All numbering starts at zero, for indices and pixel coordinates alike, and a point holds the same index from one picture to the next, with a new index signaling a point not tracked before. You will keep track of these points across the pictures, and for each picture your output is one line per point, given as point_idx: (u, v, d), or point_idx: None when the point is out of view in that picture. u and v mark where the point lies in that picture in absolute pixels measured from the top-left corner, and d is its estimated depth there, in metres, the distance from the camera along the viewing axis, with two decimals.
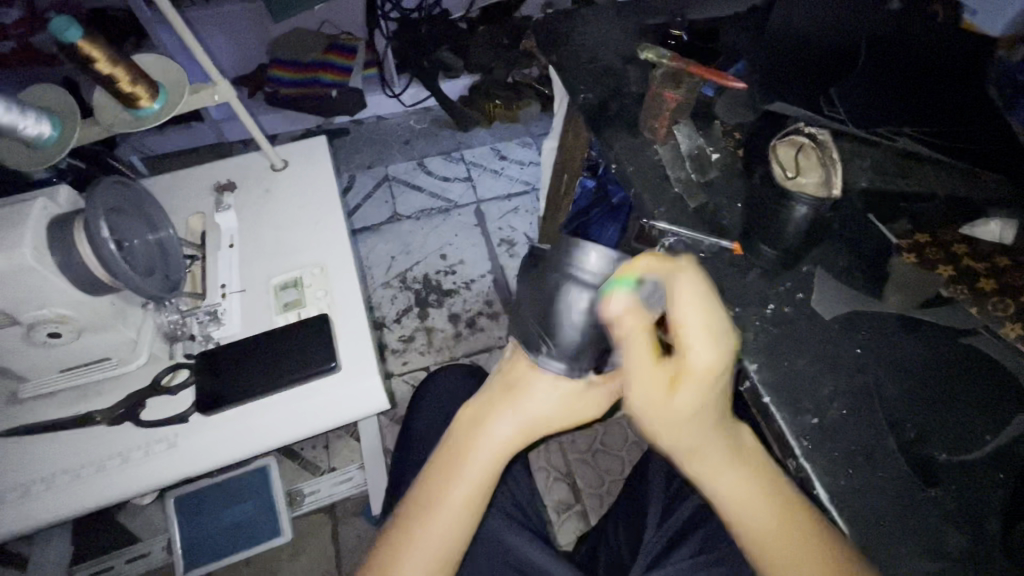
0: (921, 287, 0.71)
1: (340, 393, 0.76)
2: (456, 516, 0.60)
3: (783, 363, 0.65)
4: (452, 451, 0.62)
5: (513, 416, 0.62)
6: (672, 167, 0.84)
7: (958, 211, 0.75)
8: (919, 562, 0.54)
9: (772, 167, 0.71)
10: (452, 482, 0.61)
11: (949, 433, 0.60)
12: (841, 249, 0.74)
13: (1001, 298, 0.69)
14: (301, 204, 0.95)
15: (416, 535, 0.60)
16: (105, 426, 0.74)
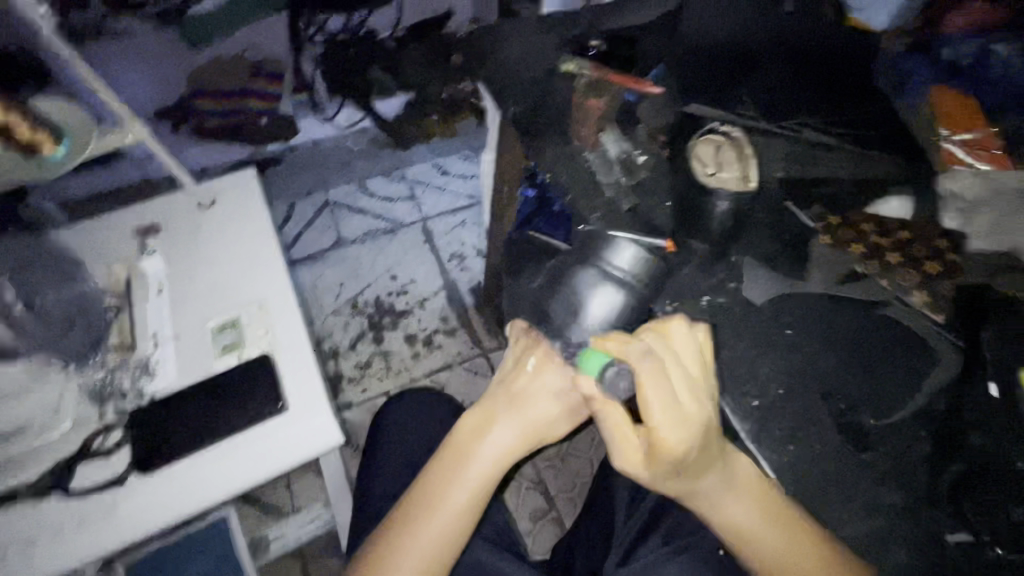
0: (838, 265, 0.75)
1: (289, 433, 0.74)
2: (452, 522, 0.62)
3: (723, 352, 0.68)
4: (454, 456, 0.65)
5: (514, 420, 0.66)
6: (604, 174, 0.83)
7: (862, 192, 0.81)
8: (856, 523, 0.58)
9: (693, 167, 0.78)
10: (453, 483, 0.63)
11: (875, 396, 0.64)
12: (767, 236, 0.78)
13: (909, 269, 0.73)
14: (232, 240, 0.92)
15: (413, 537, 0.62)
16: (31, 501, 0.69)
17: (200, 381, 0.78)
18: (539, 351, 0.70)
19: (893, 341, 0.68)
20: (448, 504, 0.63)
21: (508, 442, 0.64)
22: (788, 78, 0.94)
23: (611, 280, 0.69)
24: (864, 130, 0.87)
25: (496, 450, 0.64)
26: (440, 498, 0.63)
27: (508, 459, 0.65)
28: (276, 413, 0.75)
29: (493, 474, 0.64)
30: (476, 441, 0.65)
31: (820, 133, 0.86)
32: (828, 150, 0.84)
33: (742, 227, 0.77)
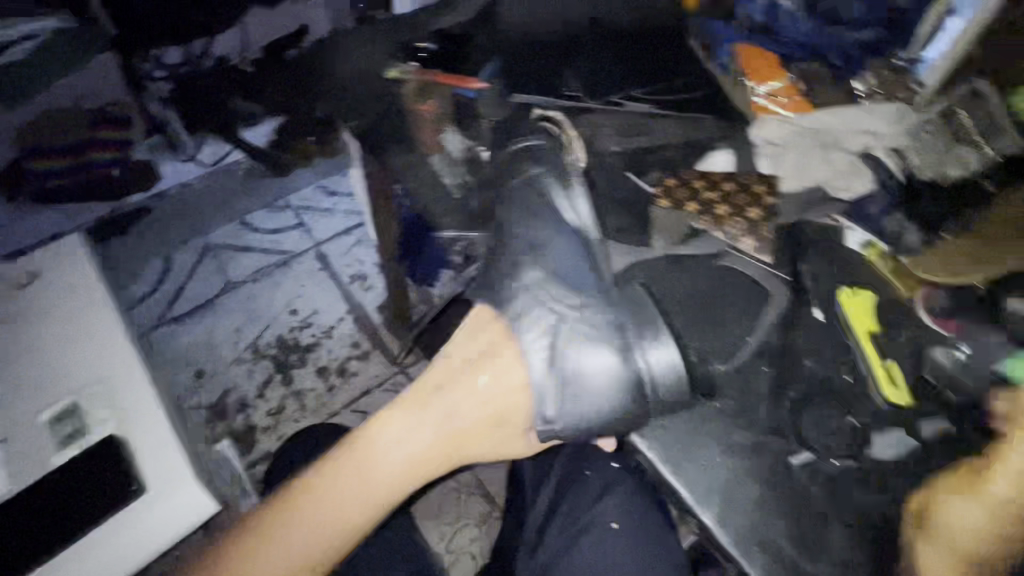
0: (677, 225, 0.77)
1: (154, 512, 0.74)
2: (306, 544, 0.65)
3: None
4: (354, 463, 0.68)
5: (397, 447, 0.69)
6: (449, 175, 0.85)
7: (691, 152, 0.85)
8: (712, 469, 0.61)
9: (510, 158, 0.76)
10: (314, 499, 0.66)
11: (713, 347, 0.67)
12: (609, 211, 0.79)
13: (736, 220, 0.77)
14: (62, 319, 0.86)
15: (267, 555, 0.64)
16: None
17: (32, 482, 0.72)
18: (491, 366, 0.70)
19: (727, 293, 0.70)
20: (304, 522, 0.65)
21: (388, 467, 0.68)
22: (607, 52, 0.97)
23: (643, 368, 0.61)
24: (682, 93, 0.92)
25: (366, 475, 0.67)
26: (302, 513, 0.65)
27: (381, 485, 0.67)
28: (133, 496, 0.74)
29: (360, 499, 0.66)
30: (356, 460, 0.68)
31: (647, 101, 0.91)
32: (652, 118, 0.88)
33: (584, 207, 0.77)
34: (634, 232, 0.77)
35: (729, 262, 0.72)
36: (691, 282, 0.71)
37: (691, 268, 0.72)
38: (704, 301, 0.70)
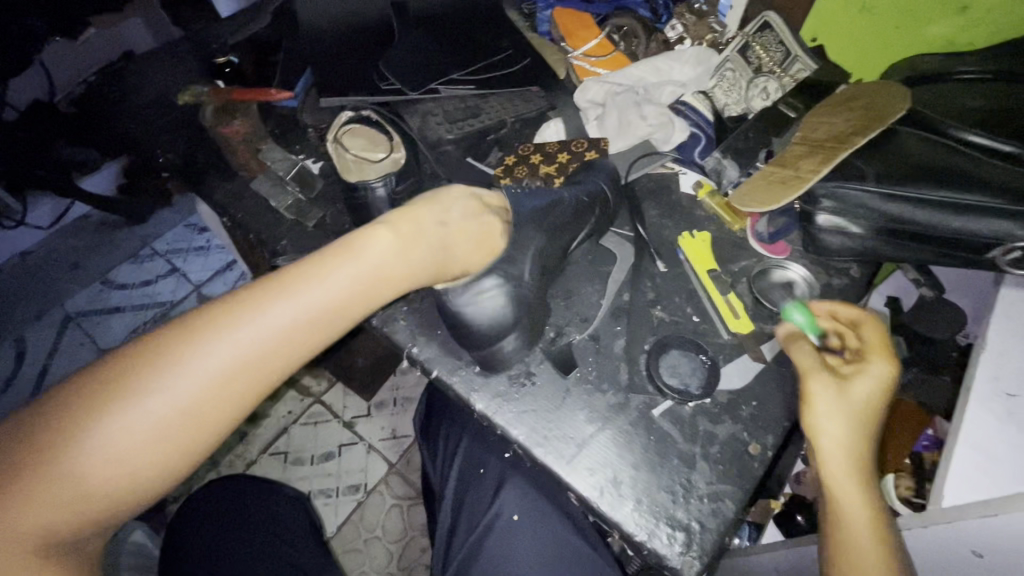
0: (739, 249, 0.66)
1: None
2: (235, 360, 0.40)
3: (576, 323, 0.60)
4: (280, 280, 0.43)
5: (415, 243, 0.48)
6: (532, 115, 0.78)
7: (826, 145, 0.62)
8: (641, 529, 0.50)
9: (589, 127, 0.76)
10: (281, 291, 0.42)
11: (726, 394, 0.57)
12: (677, 207, 0.69)
13: (818, 265, 0.65)
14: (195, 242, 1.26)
15: (279, 295, 0.42)
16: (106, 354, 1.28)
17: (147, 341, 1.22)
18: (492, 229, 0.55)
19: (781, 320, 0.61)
20: (254, 326, 0.40)
21: (381, 259, 0.46)
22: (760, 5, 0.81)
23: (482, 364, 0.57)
24: (837, 80, 0.73)
25: (373, 267, 0.45)
26: (255, 306, 0.41)
27: (392, 286, 0.47)
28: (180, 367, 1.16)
29: (348, 300, 0.44)
30: (360, 244, 0.46)
31: (788, 83, 0.75)
32: (789, 104, 0.72)
33: (647, 199, 0.70)
34: (705, 224, 0.68)
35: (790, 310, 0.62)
36: (748, 297, 0.63)
37: (754, 282, 0.64)
38: (747, 318, 0.61)
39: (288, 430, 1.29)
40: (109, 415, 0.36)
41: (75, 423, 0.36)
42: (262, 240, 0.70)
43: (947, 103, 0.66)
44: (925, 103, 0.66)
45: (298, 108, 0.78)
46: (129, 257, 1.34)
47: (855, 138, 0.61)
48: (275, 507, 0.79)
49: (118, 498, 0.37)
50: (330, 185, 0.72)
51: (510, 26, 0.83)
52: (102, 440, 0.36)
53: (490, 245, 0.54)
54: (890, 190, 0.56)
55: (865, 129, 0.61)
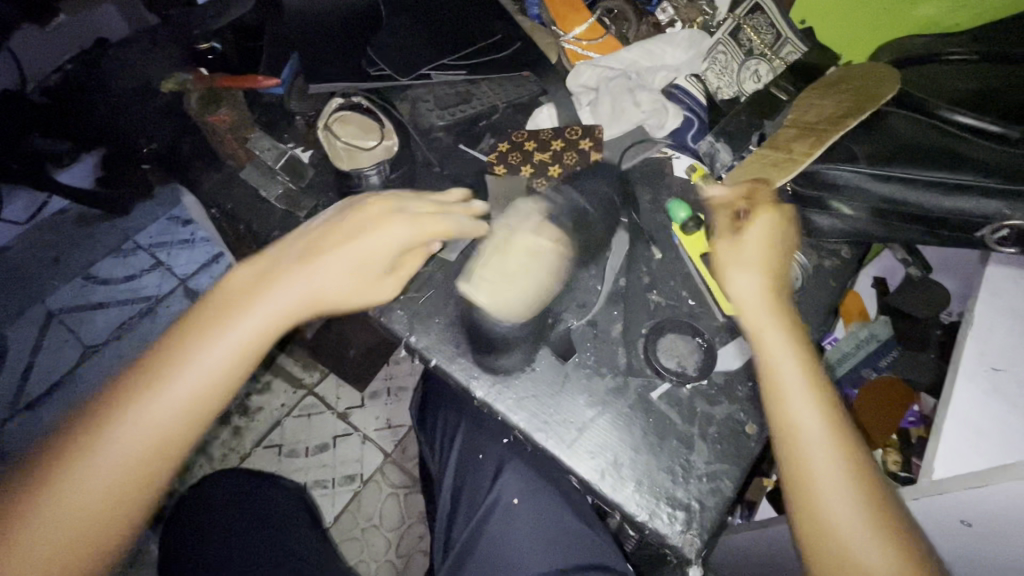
0: None
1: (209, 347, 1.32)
2: (193, 395, 0.45)
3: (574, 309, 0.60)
4: (210, 318, 0.47)
5: (336, 254, 0.51)
6: (524, 100, 0.77)
7: (817, 127, 0.62)
8: (641, 510, 0.51)
9: (581, 112, 0.75)
10: (215, 328, 0.46)
11: (723, 376, 0.57)
12: (671, 192, 0.70)
13: (810, 247, 0.66)
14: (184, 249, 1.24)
15: (213, 334, 0.46)
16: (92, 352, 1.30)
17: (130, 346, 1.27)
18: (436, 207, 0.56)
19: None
20: (195, 367, 0.45)
21: (298, 284, 0.49)
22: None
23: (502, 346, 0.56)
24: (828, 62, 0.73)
25: (294, 290, 0.49)
26: (191, 348, 0.45)
27: (316, 299, 0.49)
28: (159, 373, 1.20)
29: (270, 327, 0.48)
30: (280, 271, 0.50)
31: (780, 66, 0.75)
32: (780, 86, 0.72)
33: (641, 184, 0.70)
34: (698, 208, 0.68)
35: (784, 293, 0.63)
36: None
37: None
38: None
39: (281, 422, 1.28)
40: (76, 467, 0.41)
41: (48, 481, 0.41)
42: (253, 231, 0.69)
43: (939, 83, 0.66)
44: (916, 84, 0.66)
45: (286, 96, 0.76)
46: (112, 252, 1.37)
47: (849, 119, 0.61)
48: (276, 501, 0.80)
49: (101, 540, 0.41)
50: (322, 175, 0.71)
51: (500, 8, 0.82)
52: (74, 489, 0.41)
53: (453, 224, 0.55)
54: (882, 170, 0.57)
55: (857, 112, 0.62)
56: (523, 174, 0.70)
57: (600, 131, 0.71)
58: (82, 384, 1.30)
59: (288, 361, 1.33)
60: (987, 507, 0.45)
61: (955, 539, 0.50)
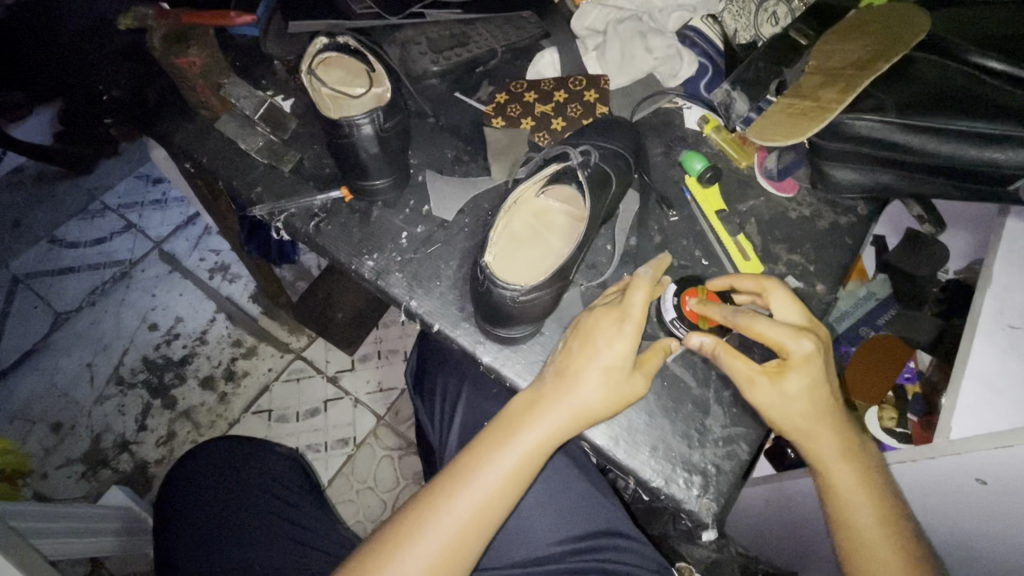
0: (744, 190, 0.64)
1: (186, 308, 1.30)
2: (495, 492, 0.43)
3: (583, 272, 0.58)
4: (453, 474, 0.44)
5: (564, 394, 0.45)
6: (525, 44, 0.71)
7: (844, 73, 0.59)
8: (655, 475, 0.50)
9: (586, 59, 0.69)
10: (532, 417, 0.45)
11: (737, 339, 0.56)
12: (683, 145, 0.66)
13: (826, 204, 0.63)
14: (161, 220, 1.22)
15: (451, 492, 0.43)
16: (67, 316, 1.28)
17: (106, 315, 1.28)
18: (558, 213, 0.56)
19: (790, 261, 0.61)
20: (515, 450, 0.44)
21: (624, 356, 0.45)
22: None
23: (510, 338, 0.53)
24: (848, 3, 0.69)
25: (603, 373, 0.45)
26: (507, 438, 0.45)
27: (620, 383, 0.46)
28: (147, 342, 1.27)
29: (595, 398, 0.45)
30: (580, 374, 0.46)
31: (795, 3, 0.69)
32: (799, 29, 0.67)
33: (651, 137, 0.66)
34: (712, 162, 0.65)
35: (795, 255, 0.61)
36: (756, 238, 0.61)
37: (763, 223, 0.62)
38: (757, 259, 0.60)
39: (270, 387, 1.26)
40: None
41: None
42: (233, 187, 0.63)
43: (966, 25, 0.62)
44: (946, 28, 0.62)
45: (262, 37, 0.69)
46: (77, 214, 1.35)
47: (878, 65, 0.57)
48: (268, 464, 0.76)
49: None
50: (307, 125, 0.65)
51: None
52: None
53: (515, 218, 0.55)
54: (915, 121, 0.54)
55: (886, 58, 0.58)
56: (524, 128, 0.65)
57: (607, 81, 0.66)
58: (58, 350, 1.25)
59: (275, 325, 1.30)
60: (1005, 466, 0.45)
61: (965, 495, 0.50)
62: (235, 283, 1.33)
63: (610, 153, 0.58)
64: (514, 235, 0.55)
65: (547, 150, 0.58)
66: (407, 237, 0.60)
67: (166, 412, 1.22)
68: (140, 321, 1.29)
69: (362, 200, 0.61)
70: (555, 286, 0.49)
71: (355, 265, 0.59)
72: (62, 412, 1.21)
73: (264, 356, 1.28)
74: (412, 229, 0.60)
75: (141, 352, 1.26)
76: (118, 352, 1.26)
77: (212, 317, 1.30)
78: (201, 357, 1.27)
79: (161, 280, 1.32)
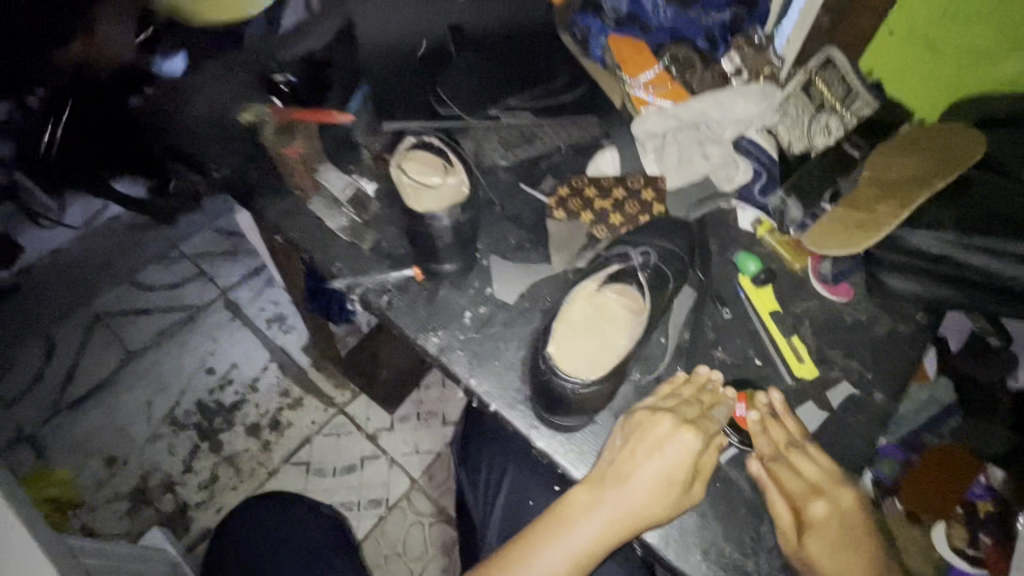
0: (796, 292, 0.65)
1: (241, 355, 1.38)
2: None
3: (638, 365, 0.59)
4: (508, 558, 0.48)
5: (622, 495, 0.48)
6: (588, 144, 0.77)
7: (903, 187, 0.61)
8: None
9: (644, 160, 0.73)
10: (590, 509, 0.48)
11: None
12: (738, 245, 0.68)
13: (884, 311, 0.64)
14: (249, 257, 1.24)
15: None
16: (137, 356, 1.37)
17: (171, 357, 1.37)
18: (617, 306, 0.58)
19: (845, 365, 0.61)
20: (566, 545, 0.47)
21: (681, 464, 0.49)
22: (818, 40, 0.81)
23: (566, 429, 0.55)
24: (899, 118, 0.73)
25: (662, 479, 0.49)
26: (565, 527, 0.48)
27: (676, 488, 0.49)
28: (204, 386, 1.34)
29: (653, 502, 0.48)
30: (640, 478, 0.49)
31: (846, 116, 0.72)
32: (853, 142, 0.70)
33: (707, 237, 0.69)
34: (766, 262, 0.67)
35: (850, 360, 0.61)
36: (811, 339, 0.62)
37: (817, 325, 0.63)
38: (812, 362, 0.61)
39: (310, 440, 1.29)
40: None
41: None
42: (316, 260, 0.70)
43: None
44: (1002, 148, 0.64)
45: (353, 129, 0.77)
46: (158, 260, 1.46)
47: (935, 180, 0.59)
48: (310, 520, 0.80)
49: None
50: (386, 207, 0.72)
51: (564, 51, 0.82)
52: None
53: (570, 316, 0.57)
54: (976, 241, 0.57)
55: (943, 174, 0.60)
56: (582, 220, 0.70)
57: (662, 182, 0.71)
58: (124, 386, 1.34)
59: (322, 379, 1.35)
60: None
61: None
62: (289, 334, 1.40)
63: (666, 251, 0.62)
64: (575, 333, 0.56)
65: (607, 249, 0.63)
66: (470, 316, 0.64)
67: (212, 456, 1.27)
68: (198, 366, 1.36)
69: (431, 279, 0.66)
70: (614, 378, 0.54)
71: (421, 340, 0.63)
72: (118, 447, 1.27)
73: (310, 407, 1.32)
74: (475, 309, 0.64)
75: (196, 396, 1.33)
76: (176, 394, 1.33)
77: (265, 366, 1.37)
78: (252, 406, 1.33)
79: (223, 328, 1.41)
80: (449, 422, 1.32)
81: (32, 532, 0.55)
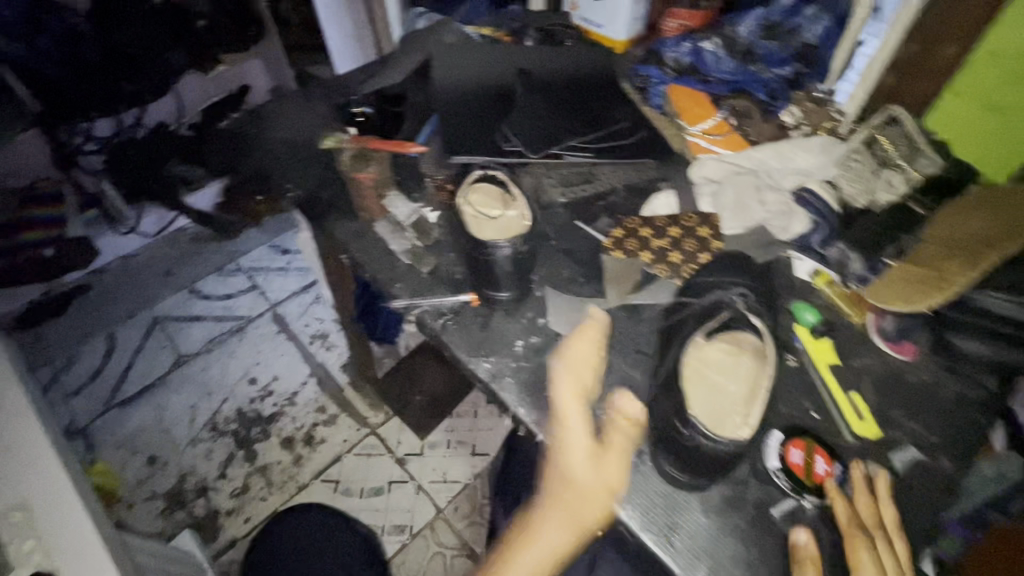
0: (855, 346, 0.64)
1: (285, 367, 1.42)
2: None
3: (695, 404, 0.60)
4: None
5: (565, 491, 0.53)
6: (645, 185, 0.79)
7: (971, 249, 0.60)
8: None
9: (702, 203, 0.75)
10: (536, 539, 0.53)
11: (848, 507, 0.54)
12: (795, 296, 0.68)
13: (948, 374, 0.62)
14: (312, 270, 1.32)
15: None
16: (188, 360, 1.43)
17: (218, 364, 1.42)
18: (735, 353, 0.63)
19: (908, 428, 0.59)
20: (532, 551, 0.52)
21: (585, 441, 0.55)
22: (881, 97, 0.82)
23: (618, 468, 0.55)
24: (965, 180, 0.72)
25: (586, 461, 0.54)
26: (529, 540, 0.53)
27: (601, 498, 0.53)
28: (248, 395, 1.38)
29: (585, 491, 0.53)
30: (572, 468, 0.54)
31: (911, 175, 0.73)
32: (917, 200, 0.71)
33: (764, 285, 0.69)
34: (824, 314, 0.66)
35: (913, 424, 0.59)
36: (871, 397, 0.61)
37: (878, 383, 0.61)
38: (872, 421, 0.59)
39: (342, 458, 1.31)
40: None
41: None
42: (378, 281, 0.73)
43: None
44: None
45: (421, 160, 0.82)
46: (217, 271, 1.54)
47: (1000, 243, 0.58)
48: (343, 541, 0.82)
49: None
50: (445, 234, 0.75)
51: (625, 97, 0.85)
52: None
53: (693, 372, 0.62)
54: None
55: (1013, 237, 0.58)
56: (638, 260, 0.71)
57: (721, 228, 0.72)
58: (171, 389, 1.38)
59: (360, 398, 1.38)
60: None
61: None
62: (332, 351, 1.45)
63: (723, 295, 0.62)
64: (711, 391, 0.61)
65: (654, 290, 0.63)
66: (522, 345, 0.65)
67: (247, 465, 1.30)
68: (242, 375, 1.41)
69: (486, 305, 0.68)
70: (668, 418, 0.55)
71: (473, 365, 0.65)
72: (161, 448, 1.31)
73: (345, 425, 1.35)
74: (528, 338, 0.66)
75: (238, 404, 1.37)
76: (219, 400, 1.37)
77: (306, 380, 1.41)
78: (289, 419, 1.36)
79: (270, 339, 1.46)
80: (479, 453, 1.31)
81: (96, 518, 0.57)
